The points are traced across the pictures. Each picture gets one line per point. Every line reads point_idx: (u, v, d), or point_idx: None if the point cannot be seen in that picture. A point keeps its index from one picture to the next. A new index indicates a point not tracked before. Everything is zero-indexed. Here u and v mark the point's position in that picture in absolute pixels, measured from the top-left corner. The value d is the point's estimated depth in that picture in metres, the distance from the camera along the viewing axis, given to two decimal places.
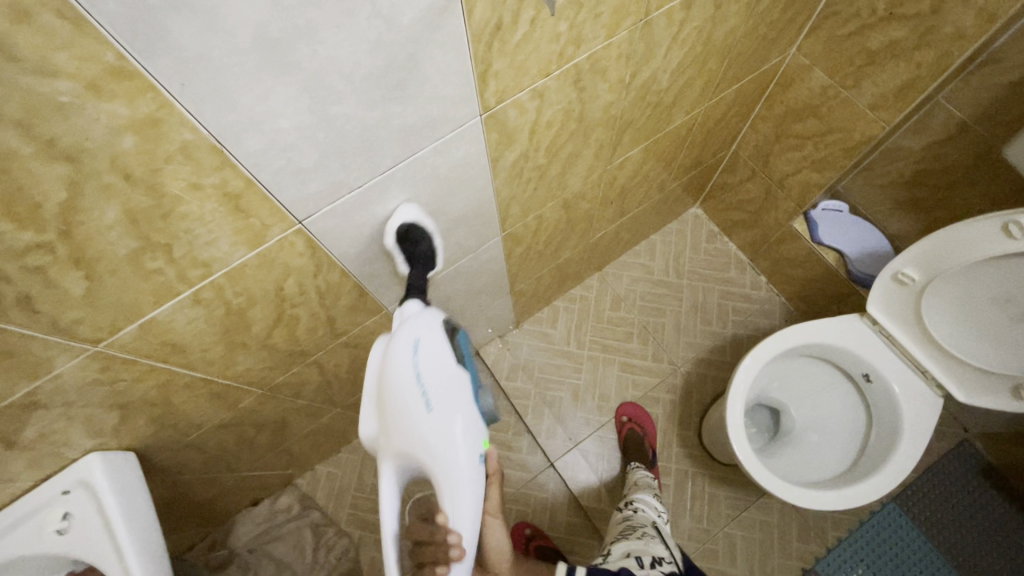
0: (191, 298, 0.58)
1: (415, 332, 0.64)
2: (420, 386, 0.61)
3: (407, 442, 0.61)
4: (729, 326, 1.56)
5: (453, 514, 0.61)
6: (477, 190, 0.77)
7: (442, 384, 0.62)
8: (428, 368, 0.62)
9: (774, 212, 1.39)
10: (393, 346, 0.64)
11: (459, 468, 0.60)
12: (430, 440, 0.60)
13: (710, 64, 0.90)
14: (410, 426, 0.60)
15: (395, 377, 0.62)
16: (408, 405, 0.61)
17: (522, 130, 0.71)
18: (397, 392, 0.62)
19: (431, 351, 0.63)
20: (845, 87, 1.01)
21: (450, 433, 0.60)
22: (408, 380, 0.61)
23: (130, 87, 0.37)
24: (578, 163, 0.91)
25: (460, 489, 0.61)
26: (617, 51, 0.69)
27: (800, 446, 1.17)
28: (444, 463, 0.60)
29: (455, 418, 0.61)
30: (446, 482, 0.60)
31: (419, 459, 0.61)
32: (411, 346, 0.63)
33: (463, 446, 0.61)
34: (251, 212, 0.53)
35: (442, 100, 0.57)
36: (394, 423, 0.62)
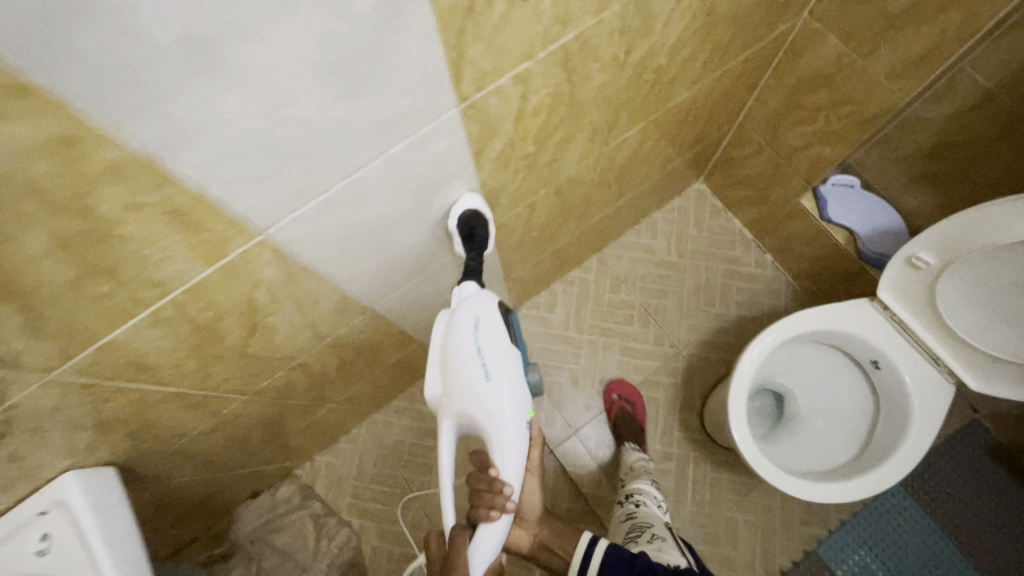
0: (151, 318, 0.54)
1: (475, 312, 0.74)
2: (480, 359, 0.72)
3: (466, 404, 0.72)
4: (733, 307, 1.51)
5: (502, 468, 0.72)
6: (460, 183, 0.71)
7: (497, 357, 0.73)
8: (487, 344, 0.73)
9: (781, 188, 1.32)
10: (456, 323, 0.74)
11: (509, 427, 0.72)
12: (486, 406, 0.71)
13: (713, 34, 0.83)
14: (470, 393, 0.71)
15: (458, 350, 0.73)
16: (470, 375, 0.71)
17: (507, 118, 0.65)
18: (459, 362, 0.72)
19: (489, 330, 0.74)
20: (861, 54, 0.93)
21: (503, 401, 0.71)
22: (469, 354, 0.72)
23: (34, 105, 0.32)
24: (570, 148, 0.84)
25: (509, 448, 0.73)
26: (610, 26, 0.63)
27: (804, 432, 1.15)
28: (497, 426, 0.71)
29: (506, 390, 0.72)
30: (496, 442, 0.72)
31: (476, 419, 0.72)
32: (472, 325, 0.73)
33: (512, 413, 0.72)
34: (205, 227, 0.48)
35: (413, 92, 0.51)
36: (455, 389, 0.72)
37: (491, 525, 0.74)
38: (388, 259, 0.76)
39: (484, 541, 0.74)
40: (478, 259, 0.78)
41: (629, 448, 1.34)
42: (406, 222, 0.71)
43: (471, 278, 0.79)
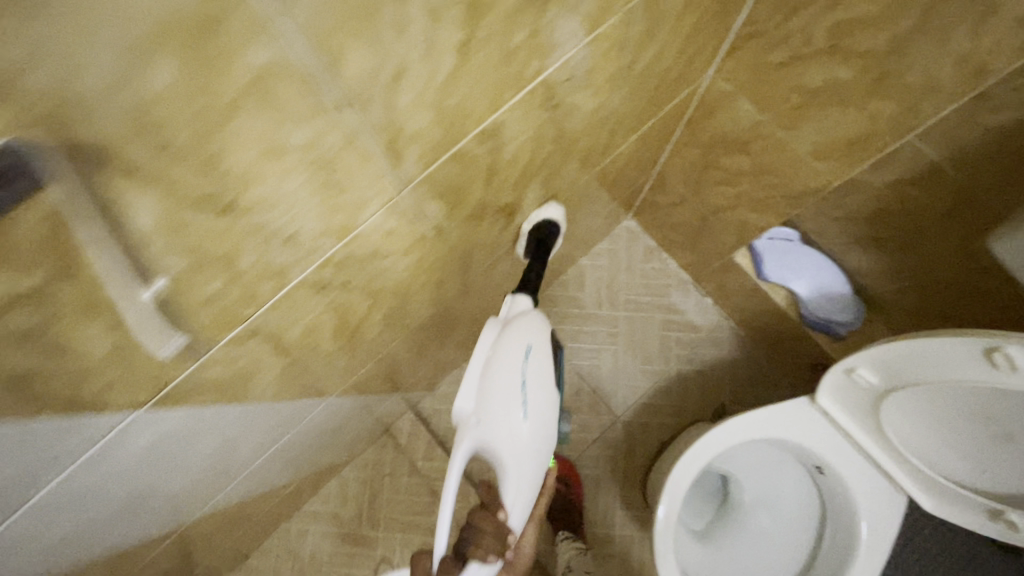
0: None
1: (527, 337, 0.60)
2: (523, 392, 0.57)
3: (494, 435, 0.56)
4: (673, 362, 1.35)
5: (512, 521, 0.57)
6: (230, 423, 0.52)
7: (541, 396, 0.59)
8: (535, 377, 0.59)
9: (711, 243, 1.14)
10: (507, 341, 0.59)
11: (530, 475, 0.58)
12: (517, 445, 0.56)
13: (579, 146, 0.62)
14: (506, 422, 0.56)
15: (502, 370, 0.57)
16: (510, 403, 0.56)
17: (262, 359, 0.45)
18: (501, 384, 0.57)
19: (539, 363, 0.60)
20: (780, 127, 0.73)
21: (534, 443, 0.58)
22: (514, 380, 0.57)
23: None
24: (410, 306, 0.65)
25: (524, 497, 0.58)
26: (382, 229, 0.42)
27: (748, 531, 1.01)
28: (519, 471, 0.57)
29: (540, 434, 0.58)
30: (513, 488, 0.56)
31: (498, 457, 0.56)
32: (522, 352, 0.59)
33: (537, 459, 0.58)
34: None
35: (22, 450, 0.32)
36: (490, 413, 0.56)
37: (482, 569, 0.52)
38: (176, 490, 0.60)
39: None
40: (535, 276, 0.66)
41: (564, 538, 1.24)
42: (169, 474, 0.54)
43: (521, 291, 0.65)
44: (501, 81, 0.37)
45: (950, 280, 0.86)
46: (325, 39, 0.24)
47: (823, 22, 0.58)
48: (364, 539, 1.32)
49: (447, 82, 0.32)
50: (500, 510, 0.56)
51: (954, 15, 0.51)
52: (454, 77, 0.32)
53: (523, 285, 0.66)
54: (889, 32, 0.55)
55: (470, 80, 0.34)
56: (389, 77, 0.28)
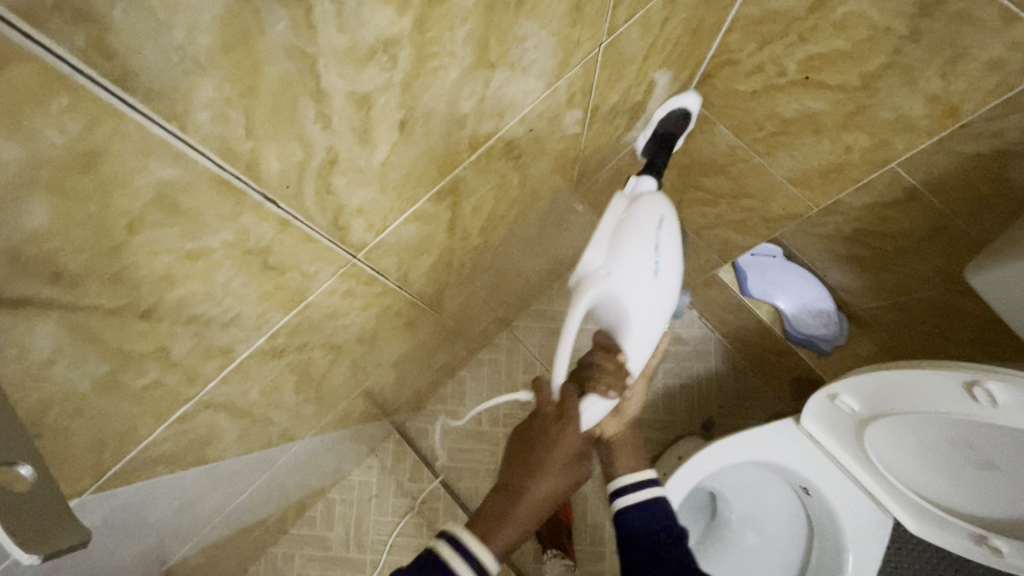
0: None
1: (659, 209, 0.58)
2: (656, 257, 0.56)
3: (624, 289, 0.55)
4: (661, 376, 1.34)
5: (632, 364, 0.58)
6: (187, 488, 0.50)
7: (671, 265, 0.58)
8: (666, 246, 0.58)
9: (695, 258, 1.13)
10: (639, 208, 0.58)
11: (650, 333, 0.58)
12: (645, 303, 0.56)
13: (550, 181, 0.60)
14: (636, 279, 0.55)
15: (637, 229, 0.56)
16: (643, 262, 0.55)
17: (216, 428, 0.44)
18: (635, 244, 0.55)
19: (670, 234, 0.59)
20: (757, 153, 0.72)
21: (660, 306, 0.57)
22: (648, 244, 0.56)
23: None
24: (381, 347, 0.63)
25: (641, 353, 0.59)
26: (335, 296, 0.40)
27: (736, 549, 1.01)
28: (642, 327, 0.57)
29: (667, 299, 0.58)
30: (634, 339, 0.57)
31: (624, 311, 0.56)
32: (656, 219, 0.57)
33: (659, 323, 0.58)
34: None
35: None
36: (623, 269, 0.55)
37: (600, 402, 0.58)
38: (134, 554, 0.57)
39: (588, 415, 0.58)
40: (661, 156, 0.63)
41: (551, 556, 1.03)
42: (122, 543, 0.51)
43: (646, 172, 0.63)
44: (451, 147, 0.35)
45: (928, 302, 0.85)
46: (233, 146, 0.23)
47: (795, 54, 0.58)
48: (350, 563, 1.30)
49: (386, 161, 0.31)
50: (621, 355, 0.58)
51: (921, 58, 0.50)
52: (394, 156, 0.31)
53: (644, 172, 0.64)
54: (860, 67, 0.54)
55: (412, 154, 0.32)
56: (320, 168, 0.27)
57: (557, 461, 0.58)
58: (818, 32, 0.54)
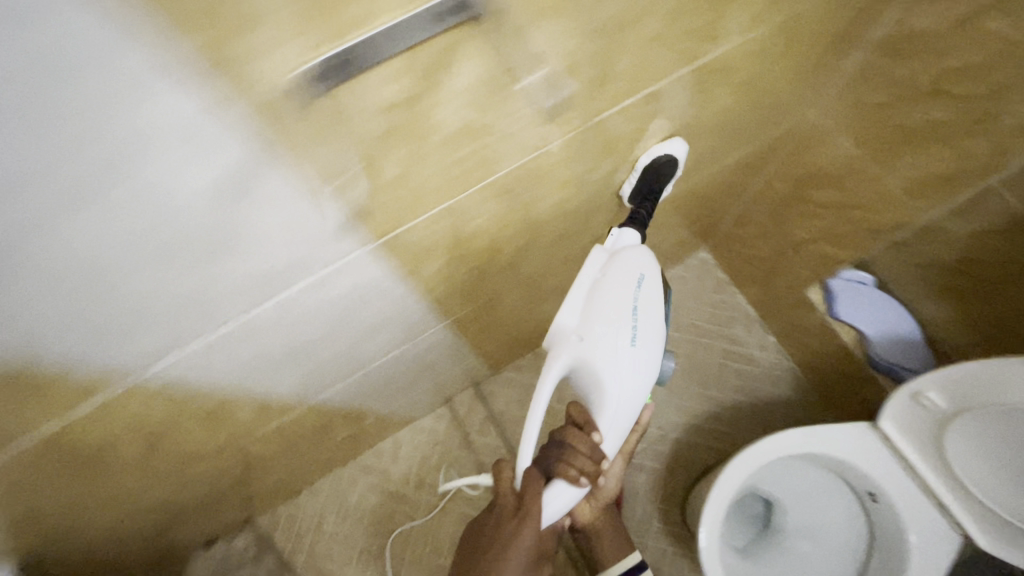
0: (18, 456, 0.50)
1: (640, 273, 0.66)
2: (632, 321, 0.64)
3: (597, 355, 0.64)
4: (728, 392, 1.40)
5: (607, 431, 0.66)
6: (388, 303, 0.65)
7: (648, 328, 0.66)
8: (644, 308, 0.66)
9: (787, 277, 1.21)
10: (616, 270, 0.66)
11: (626, 397, 0.66)
12: (619, 368, 0.64)
13: (699, 142, 0.74)
14: (609, 343, 0.63)
15: (612, 292, 0.65)
16: (618, 330, 0.64)
17: (441, 244, 0.59)
18: (609, 309, 0.64)
19: (649, 296, 0.67)
20: (877, 161, 0.84)
21: (637, 367, 0.65)
22: (625, 309, 0.64)
23: None
24: (533, 253, 0.77)
25: (619, 419, 0.67)
26: (559, 157, 0.55)
27: (791, 553, 1.05)
28: (618, 390, 0.65)
29: (644, 360, 0.66)
30: (611, 402, 0.65)
31: (598, 375, 0.64)
32: (635, 284, 0.65)
33: (638, 384, 0.66)
34: (55, 384, 0.44)
35: (293, 248, 0.45)
36: (594, 334, 0.64)
37: (569, 488, 0.65)
38: (317, 366, 0.72)
39: (556, 502, 0.65)
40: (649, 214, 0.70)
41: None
42: (330, 340, 0.66)
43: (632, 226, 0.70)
44: (677, 52, 0.50)
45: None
46: None
47: (929, 69, 0.70)
48: (408, 497, 1.41)
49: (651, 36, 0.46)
50: (594, 432, 0.66)
51: None
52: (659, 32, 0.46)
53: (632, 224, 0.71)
54: (988, 79, 0.66)
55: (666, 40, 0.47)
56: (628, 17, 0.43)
57: (523, 550, 0.68)
58: (956, 48, 0.66)
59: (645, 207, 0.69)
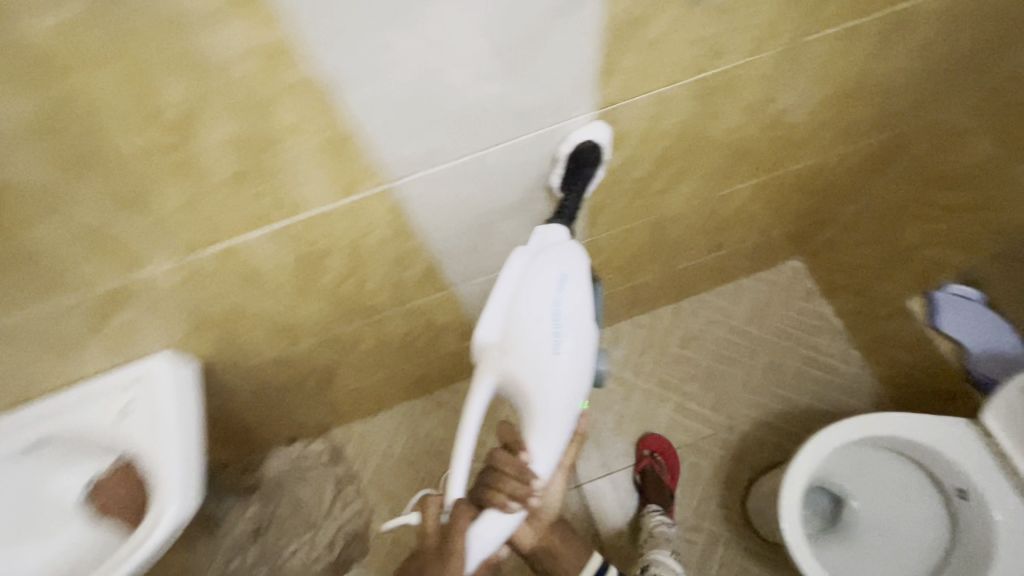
0: (277, 233, 0.60)
1: (563, 271, 0.61)
2: (555, 327, 0.60)
3: (520, 369, 0.60)
4: (804, 395, 1.43)
5: (539, 451, 0.62)
6: (567, 190, 0.74)
7: (575, 332, 0.61)
8: (569, 309, 0.61)
9: (887, 284, 1.24)
10: (537, 269, 0.60)
11: (559, 409, 0.62)
12: (543, 380, 0.60)
13: (857, 106, 0.81)
14: (531, 353, 0.59)
15: (530, 299, 0.59)
16: (538, 340, 0.59)
17: (635, 135, 0.67)
18: (528, 320, 0.59)
19: (573, 295, 0.61)
20: (1015, 159, 0.95)
21: (569, 376, 0.61)
22: (547, 314, 0.60)
23: (251, 18, 0.39)
24: (682, 185, 0.85)
25: (551, 434, 0.63)
26: (758, 72, 0.64)
27: (859, 546, 1.07)
28: (548, 403, 0.61)
29: (577, 367, 0.62)
30: (543, 419, 0.61)
31: (524, 389, 0.61)
32: (559, 283, 0.60)
33: (570, 394, 0.62)
34: (349, 162, 0.53)
35: (556, 86, 0.54)
36: (514, 347, 0.60)
37: (499, 517, 0.60)
38: (481, 245, 0.80)
39: (487, 535, 0.60)
40: (577, 201, 0.63)
41: (653, 508, 1.29)
42: (508, 217, 0.75)
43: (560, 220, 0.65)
44: None
45: None
46: None
47: None
48: None
49: None
50: (523, 452, 0.62)
51: None
52: None
53: (557, 216, 0.65)
54: None
55: None
56: None
57: None
58: None
59: (571, 194, 0.63)
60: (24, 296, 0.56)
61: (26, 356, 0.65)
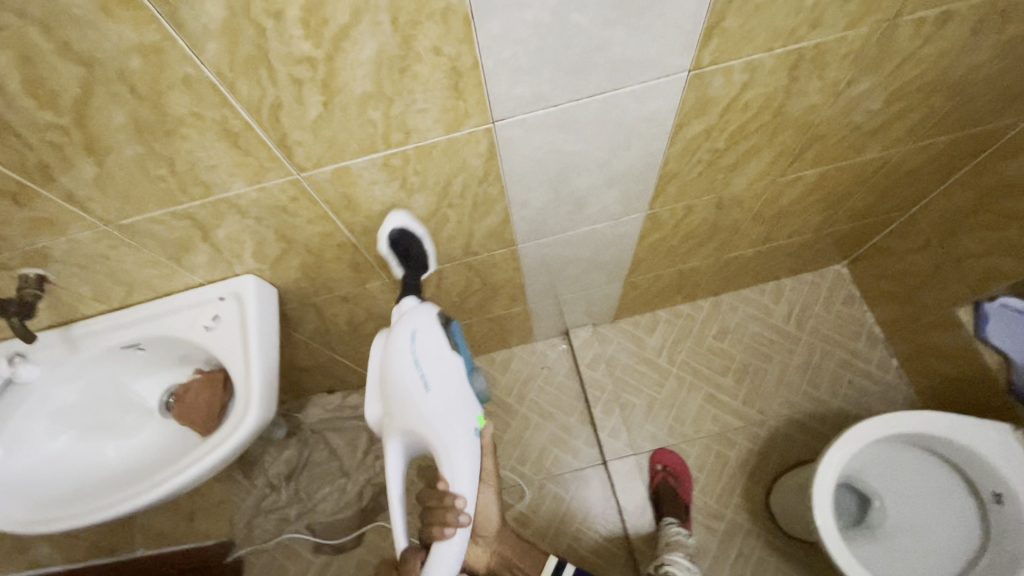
0: (382, 161, 0.65)
1: (413, 327, 0.73)
2: (419, 373, 0.70)
3: (408, 420, 0.71)
4: (838, 398, 1.42)
5: (453, 478, 0.70)
6: (644, 154, 0.77)
7: (437, 368, 0.72)
8: (425, 355, 0.72)
9: (937, 291, 1.25)
10: (392, 336, 0.73)
11: (453, 437, 0.71)
12: (427, 417, 0.70)
13: (933, 99, 0.82)
14: (407, 403, 0.70)
15: (391, 362, 0.72)
16: (406, 389, 0.70)
17: (719, 102, 0.70)
18: (395, 378, 0.71)
19: (426, 342, 0.72)
20: None
21: (449, 407, 0.71)
22: (407, 367, 0.71)
23: None
24: (750, 163, 0.88)
25: (458, 457, 0.71)
26: (848, 49, 0.67)
27: (887, 543, 1.08)
28: (441, 436, 0.70)
29: (449, 396, 0.71)
30: (444, 451, 0.70)
31: (419, 432, 0.71)
32: (410, 338, 0.72)
33: (457, 419, 0.71)
34: (463, 95, 0.58)
35: (662, 41, 0.58)
36: (396, 406, 0.72)
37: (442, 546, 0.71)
38: (554, 202, 0.84)
39: (439, 562, 0.71)
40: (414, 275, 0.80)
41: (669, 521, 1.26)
42: (587, 174, 0.79)
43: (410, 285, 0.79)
44: None
45: None
46: None
47: None
48: (507, 406, 1.51)
49: None
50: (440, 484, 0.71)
51: None
52: None
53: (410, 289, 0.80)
54: None
55: None
56: None
57: None
58: None
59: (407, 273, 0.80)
60: (157, 195, 0.62)
61: (139, 256, 0.72)
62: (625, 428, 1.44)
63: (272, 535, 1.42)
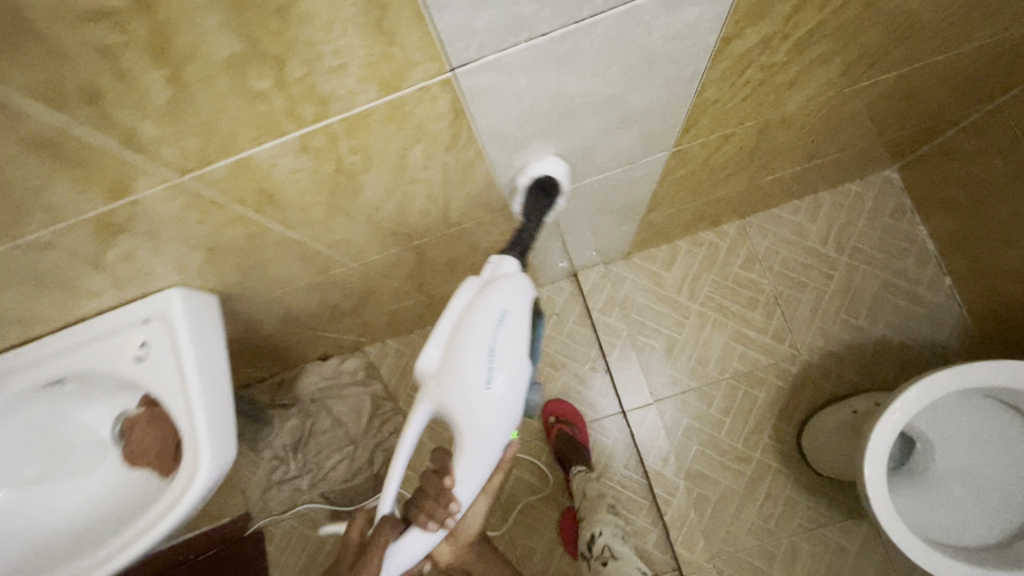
0: (299, 143, 0.44)
1: (506, 303, 0.59)
2: (490, 360, 0.58)
3: (452, 398, 0.58)
4: (880, 325, 1.28)
5: (460, 481, 0.60)
6: (670, 83, 0.55)
7: (510, 364, 0.59)
8: (506, 344, 0.59)
9: (1014, 201, 1.04)
10: (481, 301, 0.59)
11: (487, 443, 0.60)
12: (475, 413, 0.58)
13: None
14: (462, 385, 0.58)
15: (468, 331, 0.58)
16: (471, 373, 0.58)
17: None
18: (465, 348, 0.58)
19: (513, 330, 0.59)
20: None
21: (499, 411, 0.59)
22: (483, 346, 0.58)
23: None
24: (815, 75, 0.65)
25: (476, 463, 0.61)
26: None
27: (938, 494, 0.99)
28: (476, 435, 0.59)
29: (505, 402, 0.60)
30: (469, 453, 0.60)
31: (455, 418, 0.59)
32: (497, 317, 0.58)
33: (498, 427, 0.60)
34: (396, 36, 0.37)
35: None
36: (449, 379, 0.58)
37: (416, 538, 0.61)
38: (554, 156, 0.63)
39: (405, 552, 0.61)
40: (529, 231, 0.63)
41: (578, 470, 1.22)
42: (593, 118, 0.57)
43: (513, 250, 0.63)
44: None
45: None
46: None
47: None
48: None
49: None
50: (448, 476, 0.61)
51: None
52: None
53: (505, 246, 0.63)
54: None
55: None
56: None
57: None
58: None
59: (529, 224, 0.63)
60: None
61: (14, 292, 0.55)
62: (644, 374, 1.33)
63: (288, 505, 1.40)
